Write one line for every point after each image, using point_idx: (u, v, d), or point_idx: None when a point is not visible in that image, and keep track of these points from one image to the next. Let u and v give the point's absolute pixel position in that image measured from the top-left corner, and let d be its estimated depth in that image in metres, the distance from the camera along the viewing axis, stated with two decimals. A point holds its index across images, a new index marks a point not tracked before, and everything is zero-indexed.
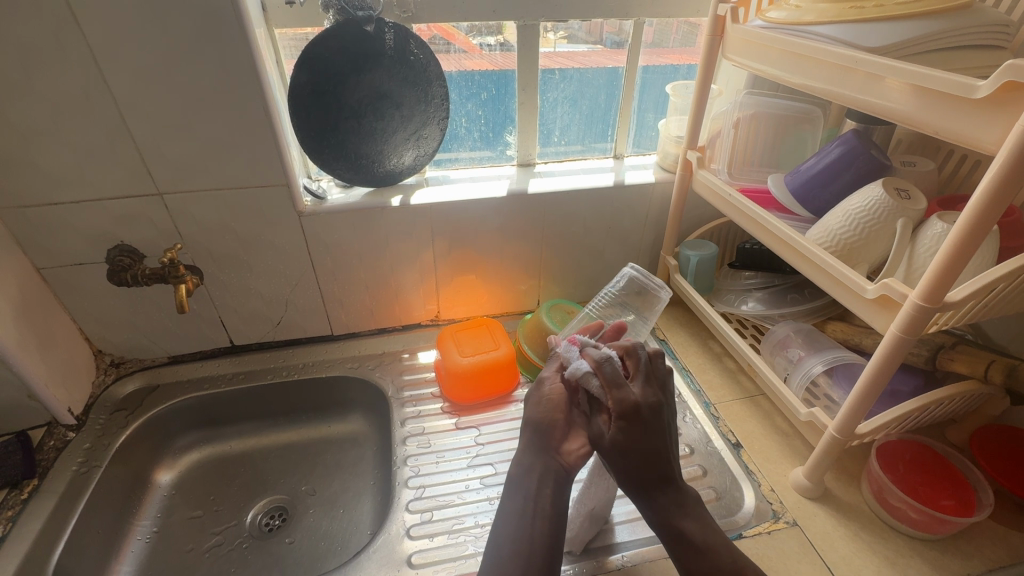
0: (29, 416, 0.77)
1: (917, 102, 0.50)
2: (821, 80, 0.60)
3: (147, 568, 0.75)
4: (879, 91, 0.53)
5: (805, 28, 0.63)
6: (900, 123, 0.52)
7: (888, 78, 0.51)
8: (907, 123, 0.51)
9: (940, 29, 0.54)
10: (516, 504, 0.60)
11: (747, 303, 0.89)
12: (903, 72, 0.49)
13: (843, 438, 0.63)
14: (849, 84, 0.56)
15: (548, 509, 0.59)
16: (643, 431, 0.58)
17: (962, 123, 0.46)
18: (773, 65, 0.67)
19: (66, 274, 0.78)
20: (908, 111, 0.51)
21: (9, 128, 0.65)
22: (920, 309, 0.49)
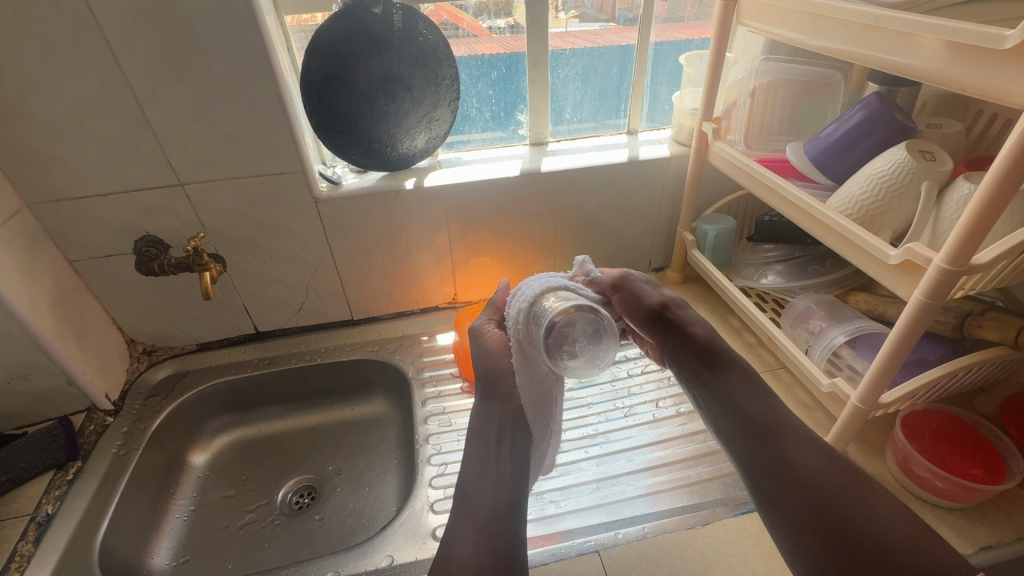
0: (69, 403, 0.80)
1: (940, 59, 0.48)
2: (842, 41, 0.58)
3: (186, 544, 0.78)
4: (908, 49, 0.51)
5: None
6: (927, 83, 0.51)
7: (918, 35, 0.49)
8: (935, 82, 0.49)
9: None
10: (477, 453, 0.66)
11: (766, 277, 0.88)
12: (932, 28, 0.47)
13: (866, 408, 0.62)
14: (870, 44, 0.55)
15: (516, 438, 0.66)
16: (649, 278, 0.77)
17: (991, 78, 0.44)
18: (792, 28, 0.65)
19: (97, 266, 0.80)
20: (937, 69, 0.49)
21: (35, 124, 0.67)
22: (944, 273, 0.48)
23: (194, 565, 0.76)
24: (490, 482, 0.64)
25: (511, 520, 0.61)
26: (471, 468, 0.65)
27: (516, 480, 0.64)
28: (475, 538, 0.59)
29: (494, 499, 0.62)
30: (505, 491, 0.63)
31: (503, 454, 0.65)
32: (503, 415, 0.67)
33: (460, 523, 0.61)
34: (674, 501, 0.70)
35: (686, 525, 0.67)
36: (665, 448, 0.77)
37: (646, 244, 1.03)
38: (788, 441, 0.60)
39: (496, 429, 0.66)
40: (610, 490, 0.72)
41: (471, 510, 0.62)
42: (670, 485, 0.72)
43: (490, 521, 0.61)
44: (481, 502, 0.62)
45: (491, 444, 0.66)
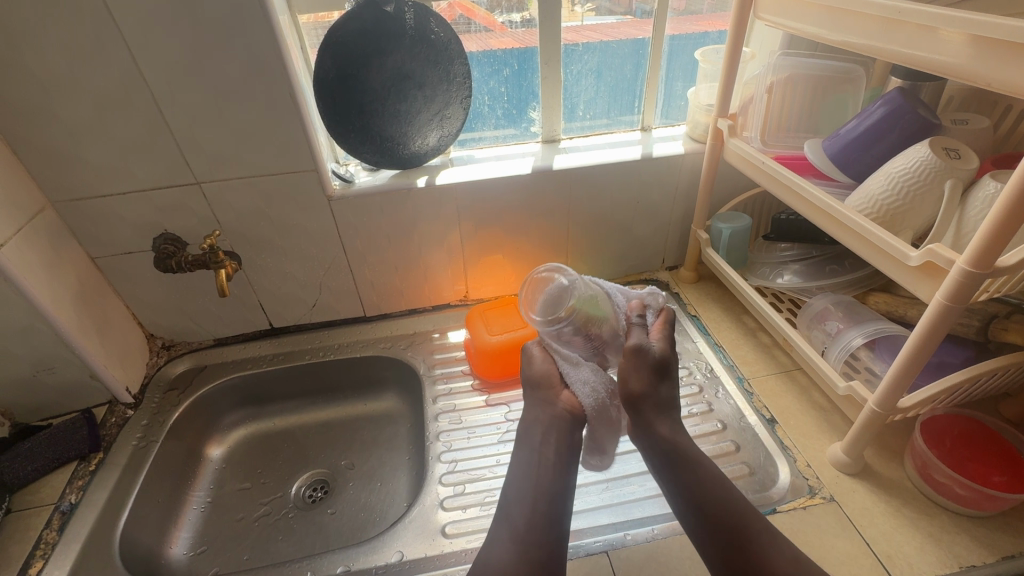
0: (91, 396, 0.82)
1: (961, 53, 0.47)
2: (862, 35, 0.57)
3: (203, 535, 0.80)
4: (931, 44, 0.49)
5: None
6: (951, 78, 0.49)
7: (940, 29, 0.48)
8: (959, 77, 0.48)
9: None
10: (525, 458, 0.66)
11: (783, 276, 0.87)
12: (955, 20, 0.46)
13: (884, 413, 0.61)
14: (892, 37, 0.53)
15: (565, 440, 0.66)
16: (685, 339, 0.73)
17: (1018, 72, 0.43)
18: (810, 22, 0.63)
19: (118, 263, 0.82)
20: (961, 64, 0.47)
21: (58, 124, 0.69)
22: (967, 275, 0.47)
23: (211, 555, 0.77)
24: (530, 487, 0.64)
25: (554, 525, 0.61)
26: (514, 475, 0.65)
27: (560, 483, 0.64)
28: (510, 545, 0.59)
29: (535, 506, 0.62)
30: (547, 496, 0.63)
31: (549, 457, 0.65)
32: (550, 419, 0.67)
33: (499, 530, 0.61)
34: None
35: None
36: None
37: (659, 242, 1.02)
38: (756, 545, 0.57)
39: (545, 436, 0.66)
40: (620, 491, 0.71)
41: (509, 517, 0.62)
42: None
43: (529, 526, 0.61)
44: (519, 509, 0.62)
45: (537, 450, 0.66)
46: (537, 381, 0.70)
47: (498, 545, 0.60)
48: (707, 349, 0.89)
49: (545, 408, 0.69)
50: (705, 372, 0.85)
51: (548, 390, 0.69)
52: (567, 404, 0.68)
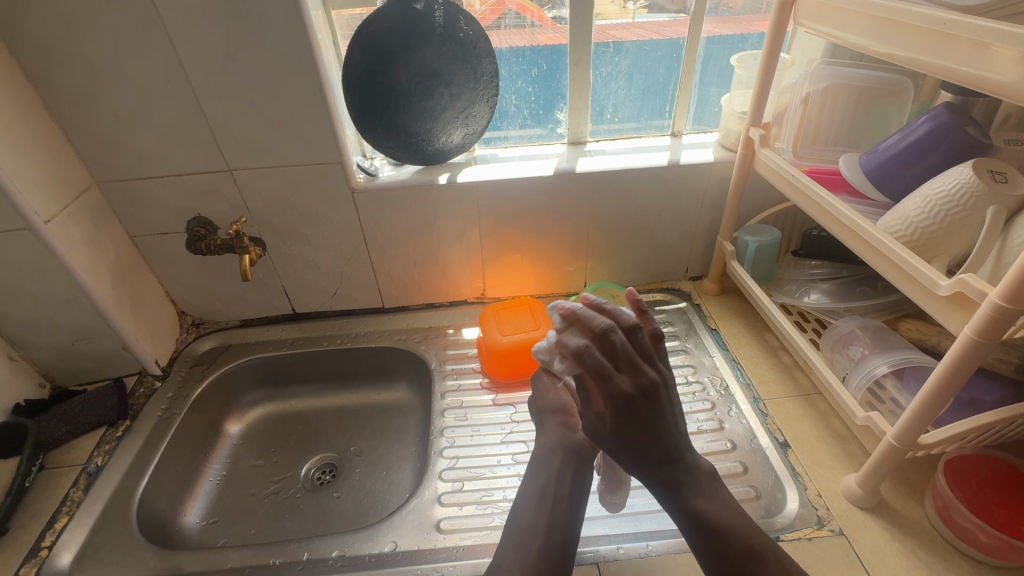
0: (123, 366, 0.87)
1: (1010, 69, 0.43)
2: (909, 49, 0.53)
3: (216, 506, 0.83)
4: (983, 60, 0.46)
5: None
6: (1005, 99, 0.45)
7: (993, 44, 0.44)
8: (1012, 97, 0.44)
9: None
10: (539, 484, 0.67)
11: (809, 295, 0.84)
12: (1010, 34, 0.42)
13: (903, 448, 0.57)
14: (941, 52, 0.50)
15: (579, 470, 0.68)
16: (632, 419, 0.58)
17: None
18: (855, 32, 0.60)
19: (155, 242, 0.87)
20: (1015, 82, 0.43)
21: (105, 108, 0.73)
22: (999, 310, 0.44)
23: (222, 526, 0.81)
24: (541, 511, 0.64)
25: (563, 547, 0.61)
26: (526, 499, 0.66)
27: (573, 511, 0.64)
28: (520, 566, 0.58)
29: (546, 531, 0.62)
30: (561, 519, 0.63)
31: (563, 487, 0.66)
32: (568, 449, 0.70)
33: (507, 548, 0.61)
34: None
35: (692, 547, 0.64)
36: None
37: (683, 251, 1.00)
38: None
39: (563, 461, 0.69)
40: (618, 503, 0.70)
41: (520, 538, 0.62)
42: None
43: (538, 546, 0.60)
44: (533, 535, 0.61)
45: (554, 476, 0.67)
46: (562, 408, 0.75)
47: (506, 565, 0.59)
48: (724, 365, 0.86)
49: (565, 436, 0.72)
50: (720, 388, 0.83)
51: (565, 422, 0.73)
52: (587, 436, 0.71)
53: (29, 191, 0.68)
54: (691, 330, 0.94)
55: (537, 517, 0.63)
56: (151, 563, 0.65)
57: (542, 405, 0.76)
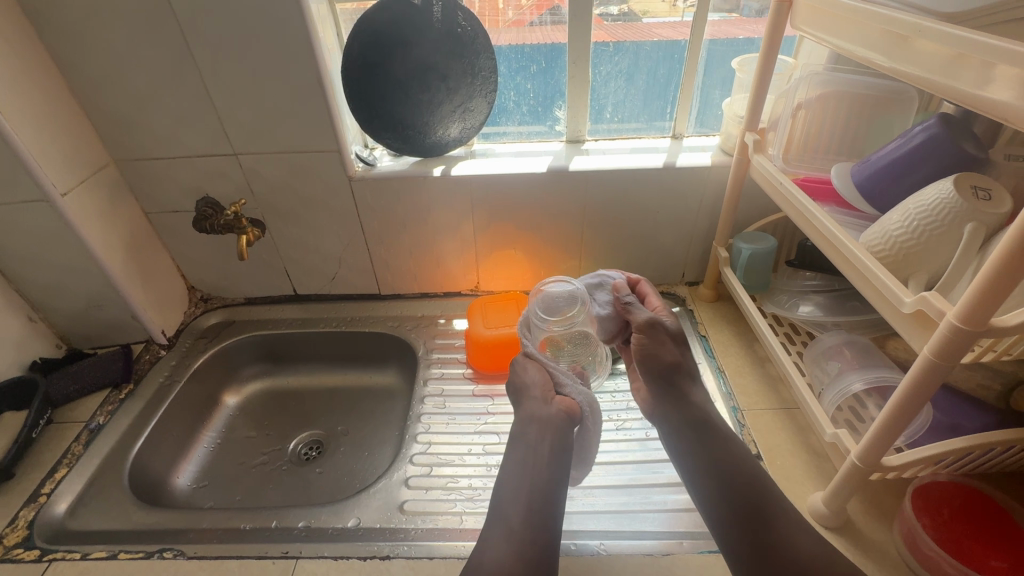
0: (132, 334, 0.93)
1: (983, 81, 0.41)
2: (914, 65, 0.49)
3: (206, 471, 0.88)
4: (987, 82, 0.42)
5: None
6: (1012, 126, 0.40)
7: (998, 65, 0.40)
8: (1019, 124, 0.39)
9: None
10: (519, 458, 0.69)
11: (801, 308, 0.82)
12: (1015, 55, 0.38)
13: (866, 468, 0.56)
14: (945, 71, 0.46)
15: (557, 441, 0.69)
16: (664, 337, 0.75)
17: None
18: (858, 44, 0.56)
19: (166, 219, 0.92)
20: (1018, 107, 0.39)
21: (121, 91, 0.78)
22: (954, 331, 0.42)
23: (210, 490, 0.85)
24: (524, 482, 0.66)
25: (546, 518, 0.64)
26: (510, 473, 0.68)
27: (555, 479, 0.67)
28: (509, 543, 0.60)
29: (529, 501, 0.64)
30: (541, 493, 0.65)
31: (542, 455, 0.68)
32: (543, 421, 0.70)
33: (494, 528, 0.63)
34: (643, 524, 0.68)
35: (646, 550, 0.64)
36: (648, 469, 0.75)
37: (678, 256, 0.99)
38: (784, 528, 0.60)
39: (539, 434, 0.69)
40: (581, 501, 0.71)
41: (501, 520, 0.63)
42: (643, 508, 0.69)
43: (521, 519, 0.63)
44: (515, 509, 0.64)
45: (534, 448, 0.68)
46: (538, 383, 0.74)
47: (495, 543, 0.61)
48: (707, 373, 0.85)
49: (542, 406, 0.71)
50: None
51: (538, 397, 0.72)
52: (565, 406, 0.71)
53: (48, 165, 0.73)
54: (679, 335, 0.93)
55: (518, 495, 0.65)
56: (136, 516, 0.70)
57: (519, 380, 0.76)
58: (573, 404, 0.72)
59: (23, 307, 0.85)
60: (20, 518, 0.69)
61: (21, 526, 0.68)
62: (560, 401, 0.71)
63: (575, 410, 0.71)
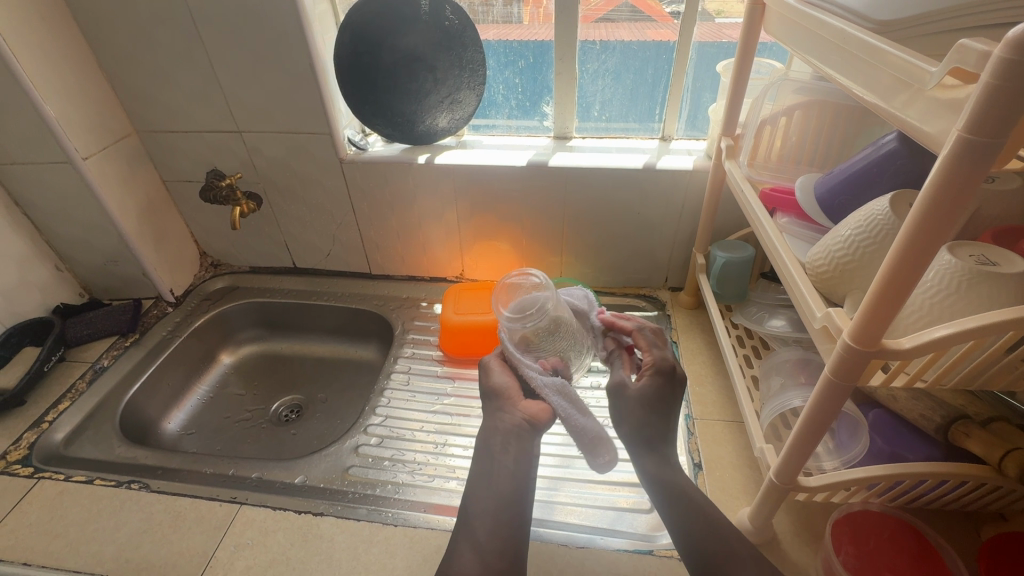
0: (144, 290, 1.03)
1: (888, 92, 0.39)
2: (852, 78, 0.45)
3: (195, 420, 0.96)
4: (905, 99, 0.37)
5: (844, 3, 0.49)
6: (931, 150, 0.36)
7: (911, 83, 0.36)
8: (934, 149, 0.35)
9: (957, 3, 0.41)
10: (482, 468, 0.66)
11: (771, 320, 0.79)
12: (922, 72, 0.34)
13: (783, 485, 0.55)
14: (873, 86, 0.41)
15: (522, 449, 0.67)
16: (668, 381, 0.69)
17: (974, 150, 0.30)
18: (813, 54, 0.52)
19: (180, 188, 1.00)
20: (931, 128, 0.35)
21: (141, 70, 0.86)
22: (848, 350, 0.41)
23: (195, 437, 0.93)
24: (489, 494, 0.63)
25: (515, 528, 0.61)
26: (476, 482, 0.65)
27: (524, 488, 0.65)
28: (476, 556, 0.58)
29: (494, 513, 0.62)
30: (508, 504, 0.63)
31: (506, 465, 0.66)
32: (506, 431, 0.68)
33: (460, 538, 0.60)
34: (571, 516, 0.69)
35: (563, 540, 0.65)
36: (588, 465, 0.76)
37: (661, 259, 0.98)
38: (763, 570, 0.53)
39: (503, 443, 0.67)
40: None
41: (470, 532, 0.60)
42: (574, 502, 0.71)
43: (487, 529, 0.60)
44: (481, 520, 0.61)
45: (495, 459, 0.66)
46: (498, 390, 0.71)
47: (464, 557, 0.58)
48: None
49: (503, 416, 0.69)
50: None
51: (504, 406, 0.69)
52: (529, 414, 0.69)
53: (72, 132, 0.82)
54: None
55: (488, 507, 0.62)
56: (117, 450, 0.78)
57: (485, 385, 0.73)
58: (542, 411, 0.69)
59: (51, 257, 0.97)
60: (24, 439, 0.79)
61: (24, 446, 0.78)
62: (525, 409, 0.69)
63: (543, 416, 0.69)
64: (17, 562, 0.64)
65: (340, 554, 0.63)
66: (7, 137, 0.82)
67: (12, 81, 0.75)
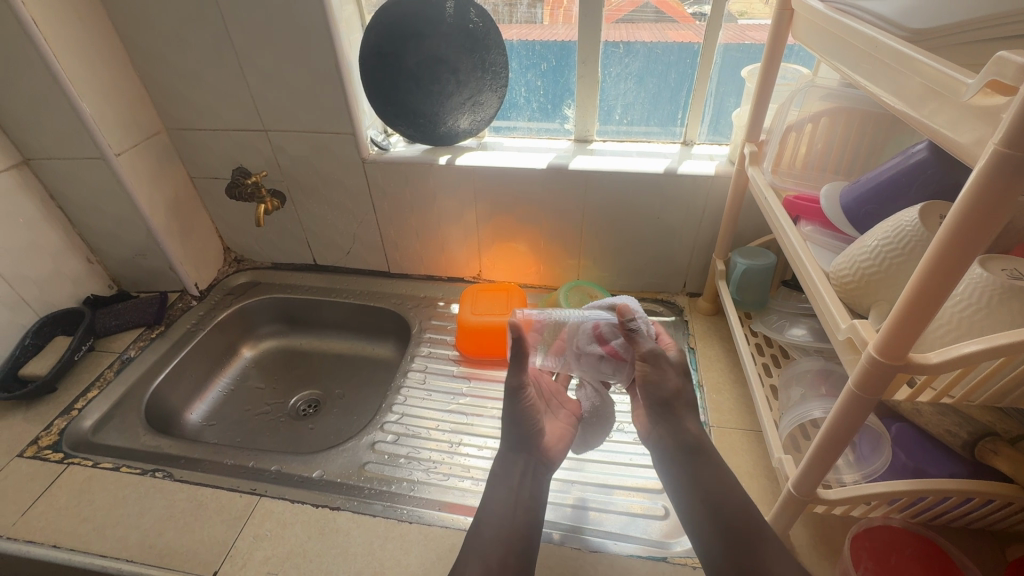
0: (170, 284, 1.05)
1: (920, 102, 0.38)
2: (882, 88, 0.44)
3: (218, 411, 0.98)
4: (938, 111, 0.37)
5: (875, 11, 0.48)
6: (965, 162, 0.35)
7: (944, 94, 0.35)
8: (968, 161, 0.34)
9: (996, 12, 0.40)
10: (502, 489, 0.65)
11: (792, 329, 0.78)
12: (956, 82, 0.34)
13: (801, 497, 0.54)
14: (903, 96, 0.41)
15: (538, 477, 0.67)
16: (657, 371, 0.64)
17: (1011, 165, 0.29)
18: (840, 61, 0.51)
19: (207, 185, 1.03)
20: (966, 140, 0.34)
21: (173, 69, 0.88)
22: (873, 363, 0.40)
23: (217, 428, 0.95)
24: (505, 513, 0.63)
25: (525, 546, 0.60)
26: (494, 500, 0.64)
27: (538, 512, 0.64)
28: (486, 565, 0.57)
29: (507, 528, 0.61)
30: (524, 516, 0.63)
31: (525, 491, 0.65)
32: (530, 453, 0.68)
33: (471, 550, 0.59)
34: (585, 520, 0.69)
35: (575, 544, 0.66)
36: (602, 469, 0.76)
37: (680, 264, 0.97)
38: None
39: (522, 473, 0.67)
40: None
41: (481, 540, 0.60)
42: (587, 505, 0.71)
43: (498, 544, 0.59)
44: (493, 535, 0.60)
45: (514, 485, 0.66)
46: (521, 436, 0.67)
47: (474, 567, 0.57)
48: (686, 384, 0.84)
49: (523, 452, 0.68)
50: None
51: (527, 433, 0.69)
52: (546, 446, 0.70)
53: (106, 129, 0.85)
54: None
55: (502, 517, 0.62)
56: (142, 438, 0.81)
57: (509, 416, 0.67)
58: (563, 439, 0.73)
59: (83, 250, 1.00)
60: (55, 425, 0.81)
61: (54, 432, 0.81)
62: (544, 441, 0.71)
63: (557, 446, 0.71)
64: (47, 545, 0.66)
65: (356, 549, 0.64)
66: (44, 133, 0.85)
67: (51, 79, 0.78)
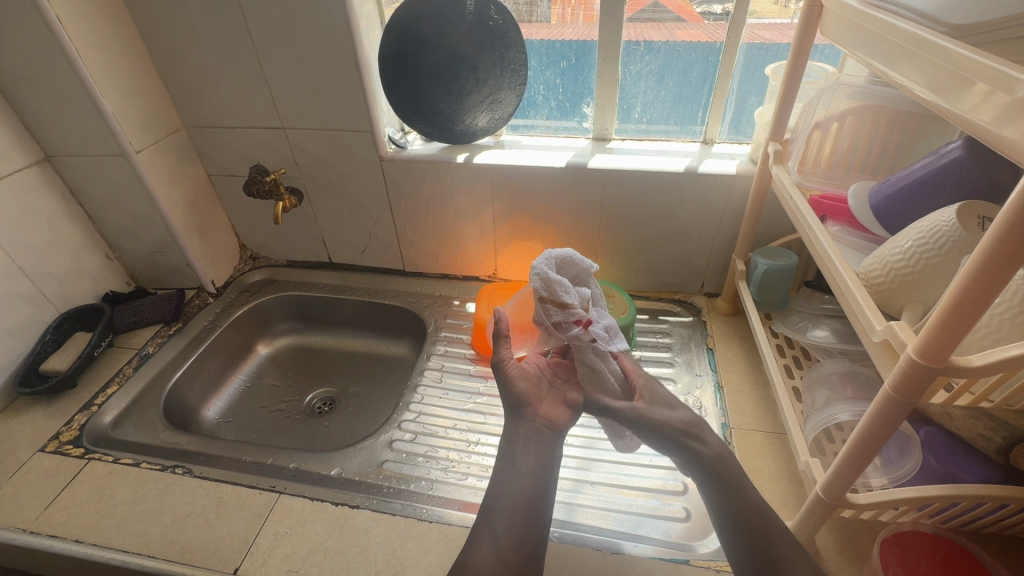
0: (187, 281, 1.06)
1: (963, 101, 0.38)
2: (919, 85, 0.43)
3: (235, 408, 0.99)
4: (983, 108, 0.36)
5: (912, 8, 0.47)
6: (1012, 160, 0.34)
7: (990, 90, 0.34)
8: (1015, 158, 0.33)
9: None
10: (506, 463, 0.64)
11: (814, 330, 0.77)
12: (1007, 78, 0.33)
13: (830, 501, 0.53)
14: (944, 93, 0.40)
15: (543, 449, 0.66)
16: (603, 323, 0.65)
17: None
18: (873, 58, 0.50)
19: (225, 182, 1.03)
20: (1014, 137, 0.33)
21: (193, 67, 0.88)
22: (913, 366, 0.40)
23: (233, 425, 0.96)
24: (511, 491, 0.62)
25: (532, 531, 0.59)
26: (499, 476, 0.64)
27: (545, 489, 0.63)
28: (495, 553, 0.56)
29: (514, 510, 0.60)
30: (531, 497, 0.62)
31: (528, 463, 0.64)
32: (530, 422, 0.67)
33: (479, 534, 0.59)
34: (605, 522, 0.69)
35: (597, 545, 0.65)
36: (621, 470, 0.75)
37: (698, 264, 0.96)
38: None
39: (524, 446, 0.65)
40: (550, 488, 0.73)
41: (489, 520, 0.60)
42: (607, 506, 0.70)
43: (506, 527, 0.58)
44: (499, 516, 0.59)
45: (515, 457, 0.65)
46: (516, 401, 0.68)
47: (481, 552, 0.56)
48: (705, 385, 0.83)
49: (524, 423, 0.67)
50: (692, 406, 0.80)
51: (528, 406, 0.68)
52: (546, 420, 0.68)
53: (127, 126, 0.85)
54: (686, 345, 0.91)
55: (509, 499, 0.61)
56: (161, 435, 0.81)
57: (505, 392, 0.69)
58: (563, 412, 0.69)
59: (102, 247, 1.01)
60: (75, 421, 0.82)
61: (75, 427, 0.81)
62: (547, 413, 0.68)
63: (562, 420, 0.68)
64: (70, 539, 0.66)
65: (376, 548, 0.64)
66: (66, 130, 0.85)
67: (75, 77, 0.78)
